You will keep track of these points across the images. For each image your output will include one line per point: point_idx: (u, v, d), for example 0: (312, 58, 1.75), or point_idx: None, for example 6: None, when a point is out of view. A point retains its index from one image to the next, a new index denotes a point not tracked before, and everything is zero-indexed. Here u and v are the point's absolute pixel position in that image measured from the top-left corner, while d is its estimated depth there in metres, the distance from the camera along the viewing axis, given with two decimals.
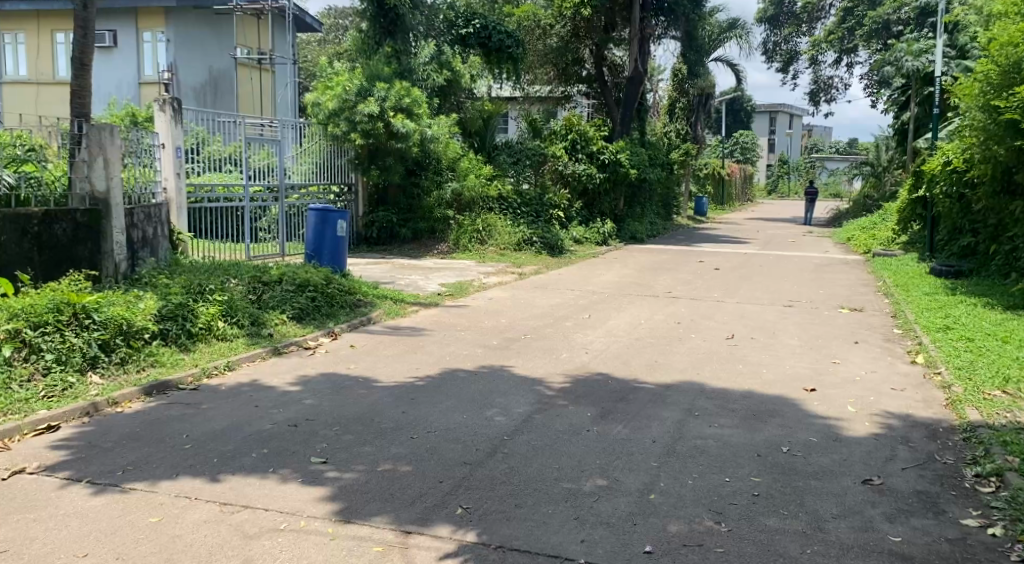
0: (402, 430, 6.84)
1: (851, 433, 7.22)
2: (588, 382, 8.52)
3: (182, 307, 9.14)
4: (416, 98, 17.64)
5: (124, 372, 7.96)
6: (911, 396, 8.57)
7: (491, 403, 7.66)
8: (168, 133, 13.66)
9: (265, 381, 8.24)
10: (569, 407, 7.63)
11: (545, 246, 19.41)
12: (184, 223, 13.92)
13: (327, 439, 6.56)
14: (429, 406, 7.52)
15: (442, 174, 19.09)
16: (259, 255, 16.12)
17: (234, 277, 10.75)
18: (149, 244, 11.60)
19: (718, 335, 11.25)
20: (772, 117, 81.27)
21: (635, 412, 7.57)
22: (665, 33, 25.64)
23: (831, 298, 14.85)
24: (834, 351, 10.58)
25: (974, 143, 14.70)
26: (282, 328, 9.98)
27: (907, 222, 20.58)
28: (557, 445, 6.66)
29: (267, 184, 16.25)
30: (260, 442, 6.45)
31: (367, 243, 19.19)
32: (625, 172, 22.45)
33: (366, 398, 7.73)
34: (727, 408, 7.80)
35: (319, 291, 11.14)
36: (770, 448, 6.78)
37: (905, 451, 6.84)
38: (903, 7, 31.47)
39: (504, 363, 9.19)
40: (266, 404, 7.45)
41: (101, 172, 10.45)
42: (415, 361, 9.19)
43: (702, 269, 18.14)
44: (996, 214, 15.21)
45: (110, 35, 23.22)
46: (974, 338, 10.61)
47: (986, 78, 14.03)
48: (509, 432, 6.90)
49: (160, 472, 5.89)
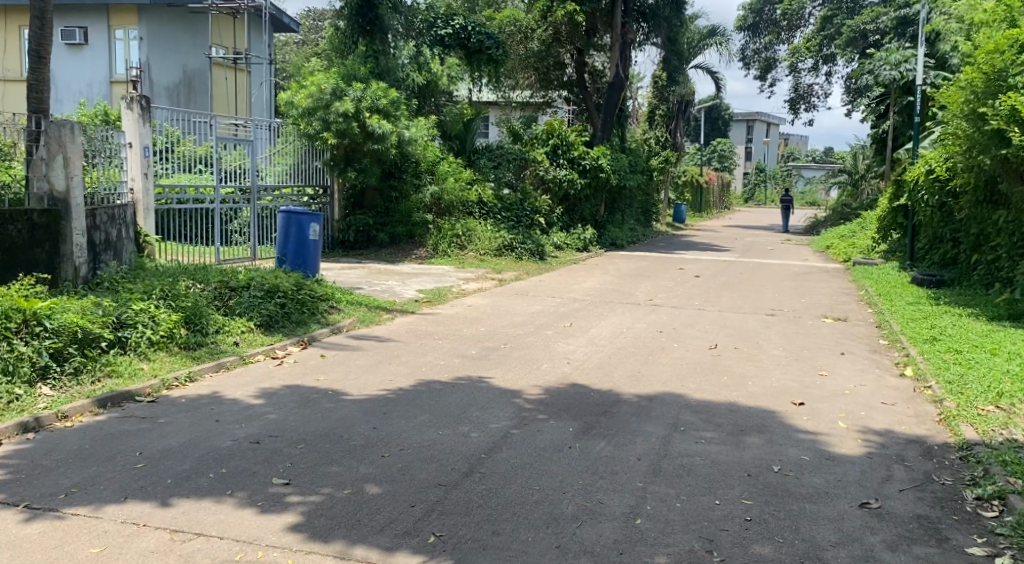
0: (372, 449, 6.45)
1: (844, 450, 6.90)
2: (568, 395, 8.15)
3: (142, 314, 8.72)
4: (393, 99, 17.33)
5: (76, 383, 7.53)
6: (902, 410, 8.26)
7: (467, 418, 7.26)
8: (136, 132, 13.24)
9: (228, 393, 7.81)
10: (550, 422, 7.26)
11: (527, 251, 18.98)
12: (151, 225, 13.41)
13: (291, 459, 6.15)
14: (401, 421, 7.13)
15: (420, 177, 18.72)
16: (231, 259, 15.67)
17: (199, 283, 10.32)
18: (111, 247, 11.15)
19: (701, 345, 10.91)
20: (750, 125, 81.52)
21: (618, 427, 7.20)
22: (646, 39, 25.31)
23: (813, 306, 14.57)
24: (821, 363, 10.26)
25: (959, 151, 14.45)
26: (248, 336, 9.56)
27: (888, 230, 20.39)
28: (537, 464, 6.29)
29: (239, 186, 15.79)
30: (218, 461, 6.03)
31: (343, 246, 18.63)
32: (606, 177, 22.11)
33: (335, 412, 7.32)
34: (714, 422, 7.46)
35: (289, 297, 10.74)
36: (760, 468, 6.43)
37: (901, 471, 6.51)
38: (880, 17, 31.41)
39: (481, 374, 8.81)
40: (229, 419, 7.03)
41: (60, 172, 10.04)
42: (388, 372, 8.79)
43: (684, 276, 17.84)
44: (980, 224, 14.98)
45: (80, 31, 22.70)
46: (962, 349, 10.34)
47: (970, 86, 13.73)
48: (486, 450, 6.51)
49: (106, 495, 5.46)
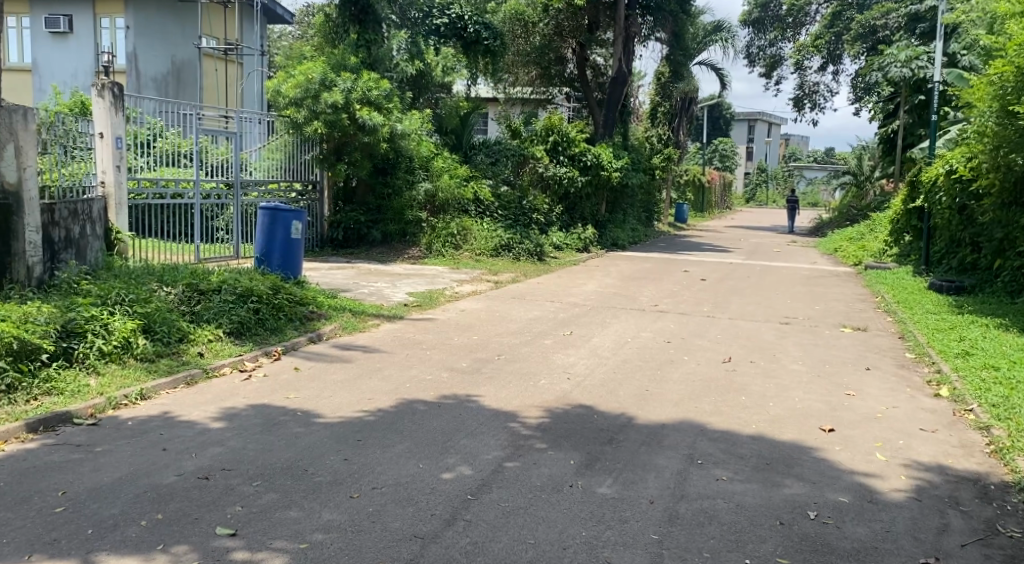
0: (342, 486, 5.54)
1: (888, 491, 5.98)
2: (570, 418, 7.20)
3: (93, 322, 7.83)
4: (386, 91, 16.32)
5: (7, 403, 6.66)
6: (945, 438, 7.34)
7: (453, 447, 6.32)
8: (107, 121, 12.07)
9: (180, 414, 6.85)
10: (548, 452, 6.32)
11: (524, 251, 18.01)
12: (124, 222, 12.32)
13: (244, 500, 5.28)
14: (376, 451, 6.18)
15: (414, 173, 17.83)
16: (211, 257, 14.72)
17: (164, 287, 9.39)
18: (73, 246, 10.18)
19: (713, 358, 9.99)
20: (751, 124, 80.66)
21: (627, 459, 6.29)
22: (651, 34, 24.23)
23: (829, 315, 13.61)
24: (847, 380, 9.34)
25: (985, 150, 13.39)
26: (215, 345, 8.62)
27: (900, 233, 19.44)
28: (534, 507, 5.39)
29: (222, 181, 14.80)
30: (155, 504, 5.16)
31: (332, 245, 17.74)
32: (607, 176, 21.09)
33: (301, 438, 6.37)
34: (735, 454, 6.54)
35: (264, 302, 9.76)
36: (794, 513, 5.53)
37: (958, 518, 5.60)
38: (890, 13, 30.52)
39: (472, 392, 7.85)
40: (177, 447, 6.07)
41: (11, 161, 9.01)
42: (367, 389, 7.85)
43: (689, 280, 16.96)
44: (1006, 228, 14.07)
45: (64, 19, 21.66)
46: (999, 365, 9.38)
47: (1001, 80, 12.52)
48: (471, 490, 5.58)
49: (9, 553, 4.66)
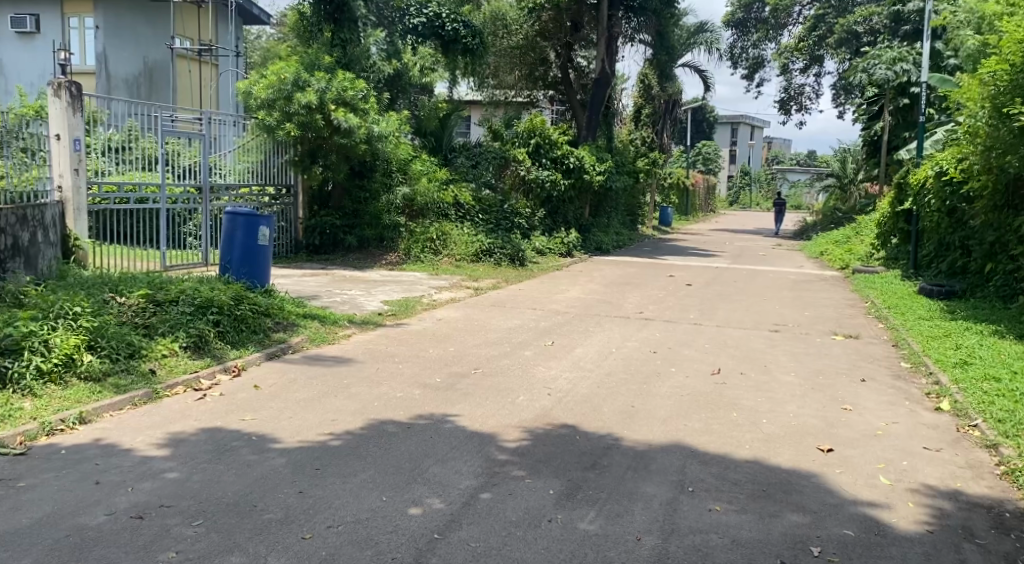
0: (296, 524, 4.98)
1: (896, 520, 5.46)
2: (550, 440, 6.63)
3: (31, 339, 7.24)
4: (361, 91, 15.74)
5: None
6: (952, 458, 6.84)
7: (422, 476, 5.75)
8: (64, 122, 11.34)
9: (123, 441, 6.25)
10: (525, 481, 5.76)
11: (505, 257, 17.40)
12: (84, 228, 11.59)
13: (184, 544, 4.72)
14: (337, 481, 5.60)
15: (391, 177, 17.21)
16: (180, 263, 14.06)
17: (118, 298, 8.78)
18: (22, 254, 9.56)
19: (701, 370, 9.45)
20: (734, 128, 80.35)
21: (612, 487, 5.75)
22: (635, 35, 23.59)
23: (820, 322, 13.09)
24: (844, 392, 8.83)
25: (976, 150, 12.88)
26: (170, 361, 8.01)
27: (888, 236, 18.92)
28: (508, 549, 4.86)
29: (193, 185, 14.17)
30: (77, 552, 4.61)
31: (308, 250, 17.16)
32: (591, 179, 20.51)
33: (255, 467, 5.78)
34: (729, 479, 6.00)
35: (225, 312, 9.12)
36: (795, 550, 5.03)
37: (975, 554, 5.10)
38: (872, 16, 30.11)
39: (444, 411, 7.27)
40: (113, 479, 5.49)
41: None
42: (332, 408, 7.26)
43: (674, 285, 16.43)
44: (997, 231, 13.59)
45: (31, 18, 20.94)
46: (1001, 376, 8.84)
47: (994, 79, 11.99)
48: (440, 528, 5.04)
49: None
